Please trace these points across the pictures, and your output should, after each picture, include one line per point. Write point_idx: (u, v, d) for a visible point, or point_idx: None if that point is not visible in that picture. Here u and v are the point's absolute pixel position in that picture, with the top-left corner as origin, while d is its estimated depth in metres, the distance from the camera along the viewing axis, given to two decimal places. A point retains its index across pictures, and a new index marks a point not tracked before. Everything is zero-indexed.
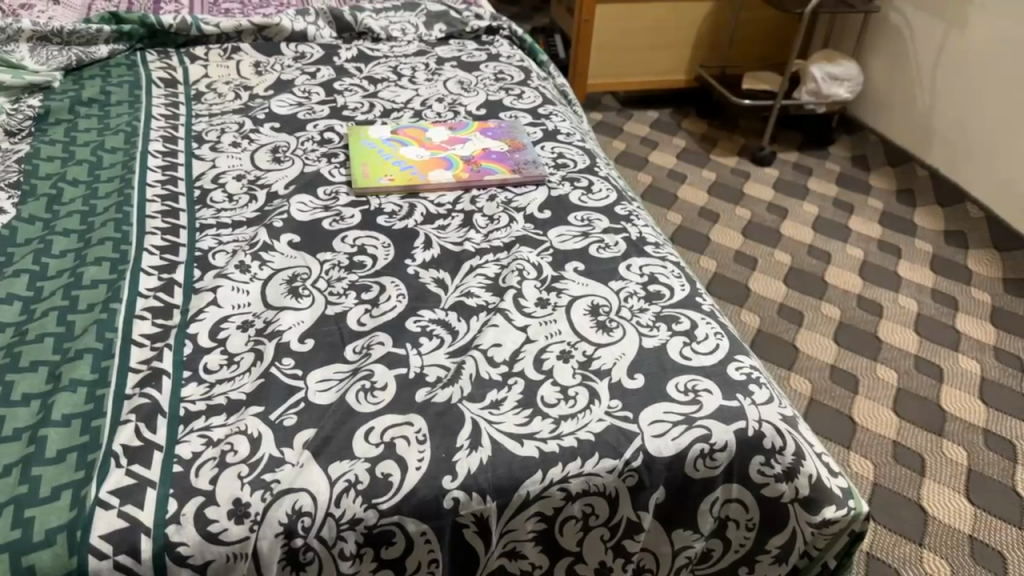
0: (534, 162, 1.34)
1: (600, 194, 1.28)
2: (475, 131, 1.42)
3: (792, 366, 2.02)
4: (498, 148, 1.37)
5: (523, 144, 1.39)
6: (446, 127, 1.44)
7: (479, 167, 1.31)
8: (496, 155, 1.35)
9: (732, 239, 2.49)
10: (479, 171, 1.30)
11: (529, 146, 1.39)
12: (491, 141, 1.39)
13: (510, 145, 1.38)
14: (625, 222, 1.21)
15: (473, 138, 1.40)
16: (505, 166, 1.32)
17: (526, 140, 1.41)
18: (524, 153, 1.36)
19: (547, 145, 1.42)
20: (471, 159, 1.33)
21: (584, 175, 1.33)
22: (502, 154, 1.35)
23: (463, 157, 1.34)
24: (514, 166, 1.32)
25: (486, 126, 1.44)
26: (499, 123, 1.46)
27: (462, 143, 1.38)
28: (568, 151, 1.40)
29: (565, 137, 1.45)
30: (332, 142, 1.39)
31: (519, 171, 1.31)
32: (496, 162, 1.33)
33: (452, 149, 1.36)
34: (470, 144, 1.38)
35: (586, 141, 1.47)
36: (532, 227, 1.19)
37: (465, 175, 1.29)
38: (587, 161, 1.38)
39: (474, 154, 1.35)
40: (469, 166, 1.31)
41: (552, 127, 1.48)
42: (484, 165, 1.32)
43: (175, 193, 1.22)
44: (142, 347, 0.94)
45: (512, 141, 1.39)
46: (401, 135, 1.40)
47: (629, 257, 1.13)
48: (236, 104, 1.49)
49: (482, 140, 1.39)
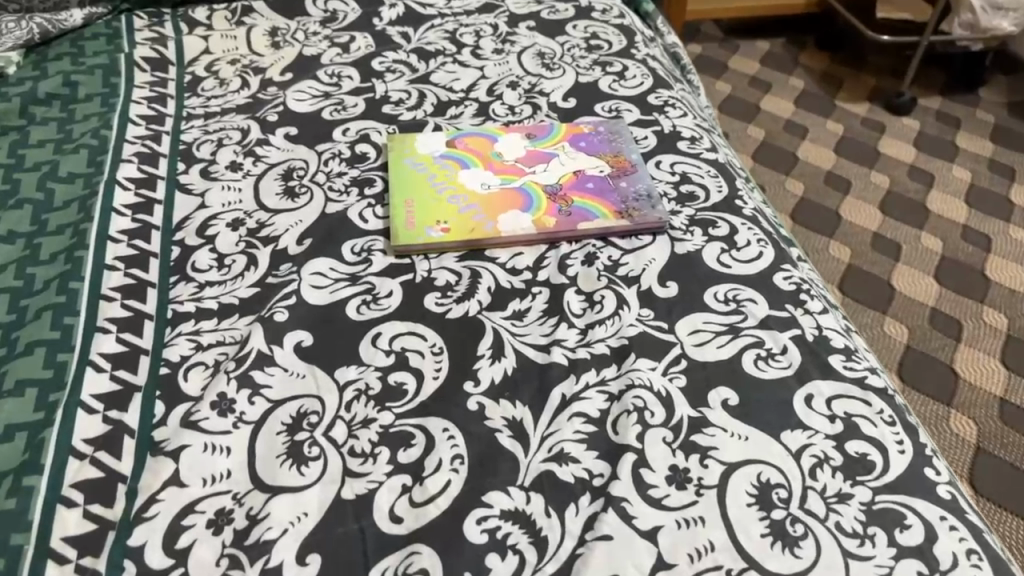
0: (648, 196, 0.93)
1: (747, 250, 0.88)
2: (562, 141, 1.02)
3: (952, 401, 1.61)
4: (595, 173, 0.97)
5: (631, 163, 0.98)
6: (522, 133, 1.04)
7: (569, 206, 0.92)
8: (591, 184, 0.95)
9: (869, 218, 2.06)
10: (570, 213, 0.91)
11: (639, 165, 0.98)
12: (586, 158, 0.99)
13: (612, 167, 0.98)
14: (792, 305, 0.81)
15: (561, 154, 1.00)
16: (606, 205, 0.92)
17: (635, 154, 1.00)
18: (633, 180, 0.96)
19: (664, 161, 1.01)
20: (558, 193, 0.94)
21: (722, 216, 0.93)
22: (601, 184, 0.95)
23: (546, 188, 0.95)
24: (619, 205, 0.92)
25: (577, 132, 1.03)
26: (595, 126, 1.05)
27: (544, 163, 0.98)
28: (693, 171, 0.99)
29: (688, 145, 1.04)
30: (366, 160, 1.01)
31: (627, 213, 0.91)
32: (594, 199, 0.93)
33: (530, 173, 0.97)
34: (556, 163, 0.98)
35: (717, 148, 1.06)
36: (651, 314, 0.80)
37: (548, 221, 0.90)
38: (723, 188, 0.97)
39: (561, 182, 0.95)
40: (555, 204, 0.92)
41: (667, 129, 1.07)
42: (577, 203, 0.92)
43: (146, 254, 0.87)
44: (62, 565, 0.61)
45: (613, 159, 0.99)
46: (460, 149, 1.01)
47: (807, 380, 0.73)
48: (243, 98, 1.12)
49: (573, 157, 0.99)
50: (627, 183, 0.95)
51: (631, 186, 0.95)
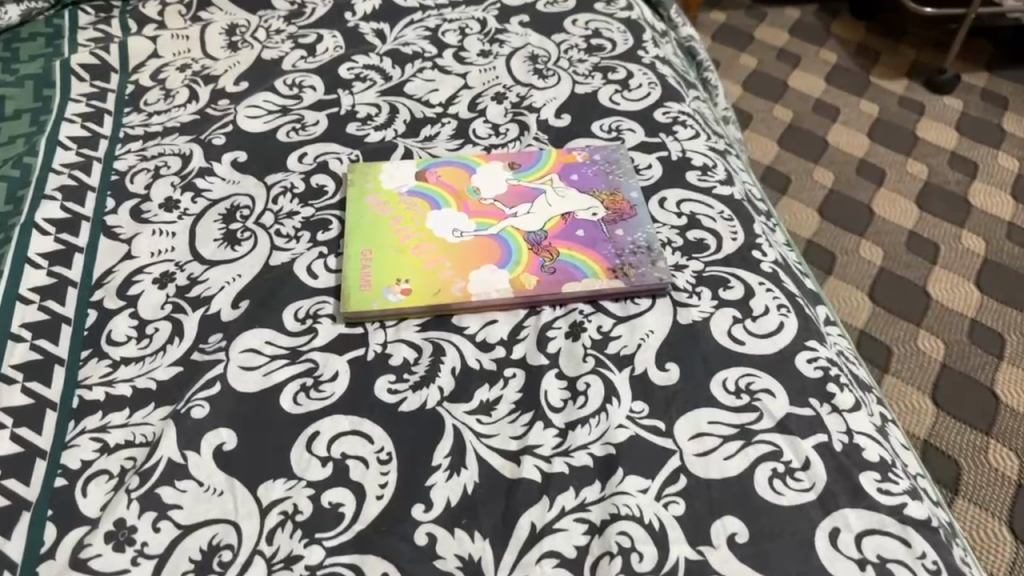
0: (649, 247, 0.79)
1: (765, 320, 0.74)
2: (549, 174, 0.87)
3: (990, 430, 1.48)
4: (587, 216, 0.82)
5: (630, 204, 0.84)
6: (504, 163, 0.89)
7: (553, 261, 0.78)
8: (582, 232, 0.81)
9: (904, 213, 1.90)
10: (554, 270, 0.77)
11: (639, 207, 0.84)
12: (577, 197, 0.84)
13: (608, 208, 0.83)
14: (816, 400, 0.68)
15: (547, 191, 0.85)
16: (596, 260, 0.78)
17: (634, 192, 0.85)
18: (631, 226, 0.81)
19: (669, 199, 0.86)
20: (541, 243, 0.80)
21: (735, 273, 0.78)
22: (592, 232, 0.81)
23: (528, 236, 0.80)
24: (613, 260, 0.78)
25: (568, 163, 0.89)
26: (590, 154, 0.90)
27: (527, 203, 0.84)
28: (703, 212, 0.85)
29: (698, 177, 0.89)
30: (323, 196, 0.87)
31: (623, 270, 0.77)
32: (583, 251, 0.79)
33: (511, 216, 0.83)
34: (542, 203, 0.84)
35: (733, 179, 0.91)
36: (645, 410, 0.66)
37: (527, 281, 0.76)
38: (738, 234, 0.83)
39: (546, 229, 0.81)
40: (536, 258, 0.78)
41: (674, 156, 0.92)
42: (564, 257, 0.78)
43: (58, 318, 0.75)
44: None
45: (609, 198, 0.84)
46: (430, 183, 0.87)
47: (832, 509, 0.61)
48: (190, 113, 0.98)
49: (562, 195, 0.85)
50: (624, 231, 0.81)
51: (628, 233, 0.80)
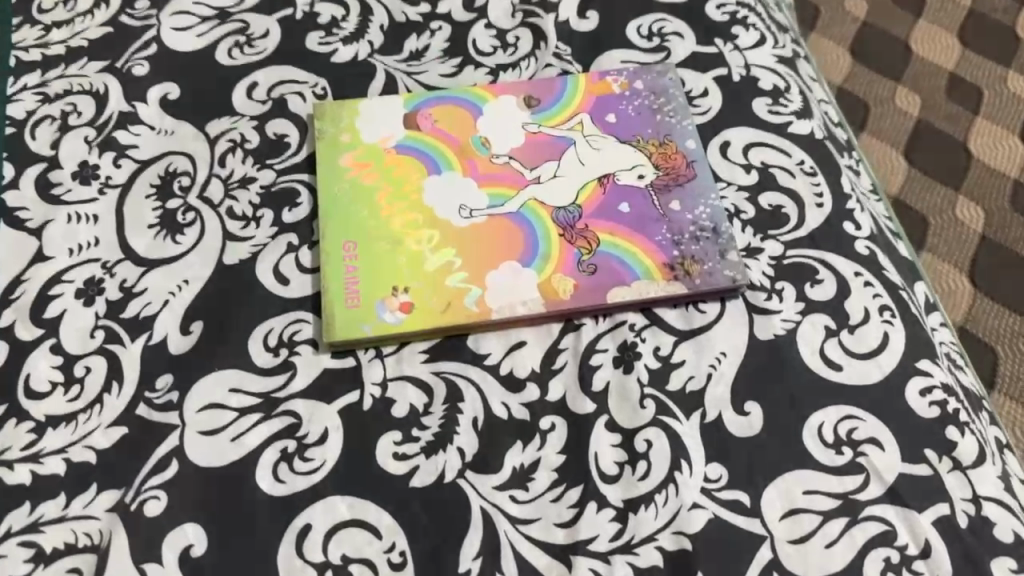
0: (715, 228, 0.62)
1: (865, 332, 0.58)
2: (579, 115, 0.68)
3: None
4: (631, 180, 0.64)
5: (686, 159, 0.65)
6: (518, 99, 0.69)
7: (592, 253, 0.61)
8: (627, 207, 0.63)
9: (944, 50, 1.48)
10: (594, 269, 0.60)
11: (698, 162, 0.65)
12: (617, 150, 0.66)
13: (659, 167, 0.65)
14: (932, 451, 0.54)
15: (576, 144, 0.66)
16: (645, 248, 0.61)
17: (690, 139, 0.66)
18: (690, 195, 0.63)
19: (734, 145, 0.67)
20: (575, 226, 0.62)
21: (825, 259, 0.61)
22: (640, 205, 0.63)
23: (556, 216, 0.63)
24: (670, 250, 0.60)
25: (599, 97, 0.69)
26: (628, 79, 0.70)
27: (553, 163, 0.65)
28: (778, 164, 0.66)
29: (768, 109, 0.70)
30: (285, 153, 0.67)
31: (683, 265, 0.60)
32: (629, 237, 0.61)
33: (533, 184, 0.64)
34: (572, 163, 0.65)
35: (811, 107, 0.71)
36: (723, 477, 0.53)
37: (561, 287, 0.59)
38: (823, 199, 0.65)
39: (580, 202, 0.63)
40: (571, 250, 0.61)
41: (735, 77, 0.72)
42: (605, 246, 0.61)
43: None
44: None
45: (659, 151, 0.65)
46: (425, 134, 0.67)
47: None
48: (99, 24, 0.75)
49: (597, 150, 0.66)
50: (681, 203, 0.63)
51: (688, 207, 0.63)
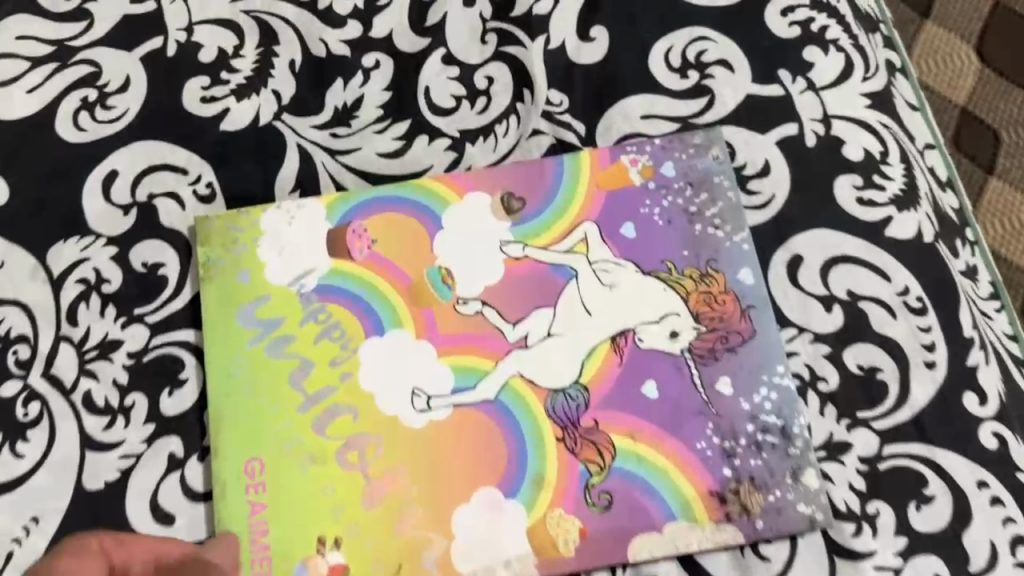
0: (785, 428, 0.43)
1: None
2: (582, 227, 0.47)
3: None
4: (658, 342, 0.45)
5: (740, 302, 0.45)
6: (493, 199, 0.47)
7: (605, 473, 0.42)
8: (654, 387, 0.44)
9: None
10: (609, 500, 0.42)
11: (758, 305, 0.45)
12: (639, 290, 0.45)
13: (700, 318, 0.45)
14: None
15: (578, 278, 0.46)
16: (686, 464, 0.43)
17: (745, 267, 0.46)
18: (746, 370, 0.44)
19: (809, 262, 0.47)
20: (577, 423, 0.43)
21: (935, 460, 0.43)
22: (673, 386, 0.44)
23: (551, 404, 0.43)
24: (720, 469, 0.43)
25: (604, 195, 0.47)
26: (653, 161, 0.48)
27: (546, 310, 0.45)
28: (871, 293, 0.46)
29: (857, 198, 0.48)
30: (159, 296, 0.47)
31: (739, 496, 0.42)
32: (657, 443, 0.43)
33: (518, 348, 0.44)
34: (574, 310, 0.45)
35: (918, 181, 0.49)
36: None
37: (562, 534, 0.41)
38: (934, 351, 0.45)
39: (586, 380, 0.44)
40: (573, 467, 0.42)
41: (809, 139, 0.49)
42: (622, 460, 0.43)
43: None
44: None
45: (699, 290, 0.46)
46: (359, 265, 0.46)
47: None
48: None
49: (610, 288, 0.46)
50: (733, 384, 0.44)
51: (744, 392, 0.44)
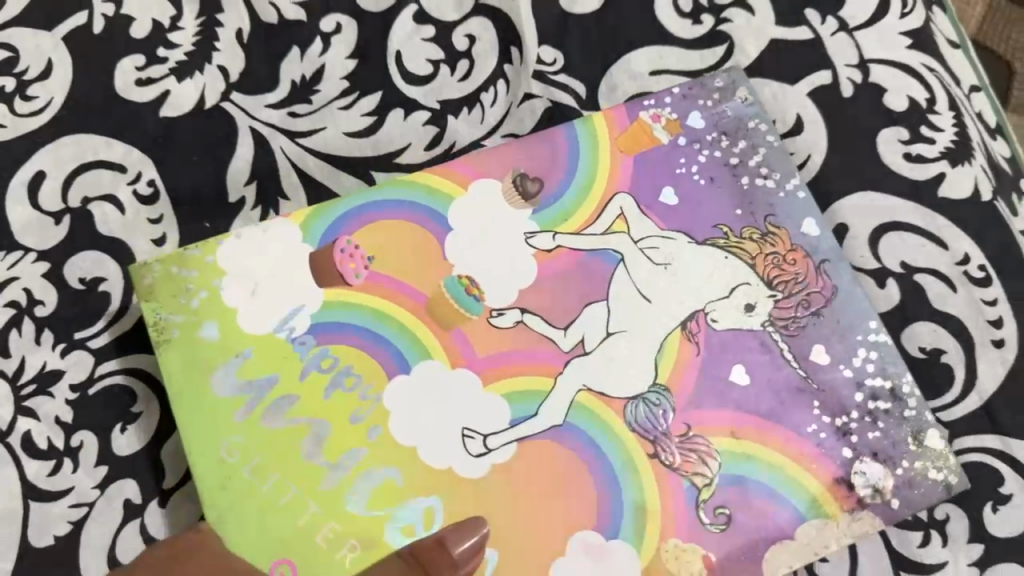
0: (894, 390, 0.37)
1: None
2: (615, 201, 0.40)
3: None
4: (733, 318, 0.38)
5: (812, 257, 0.39)
6: (503, 182, 0.40)
7: (714, 487, 0.36)
8: (743, 372, 0.38)
9: None
10: (722, 511, 0.35)
11: (832, 258, 0.39)
12: (700, 262, 0.39)
13: (773, 284, 0.39)
14: None
15: (625, 262, 0.39)
16: (804, 460, 0.36)
17: (808, 220, 0.40)
18: (837, 334, 0.38)
19: (856, 235, 0.40)
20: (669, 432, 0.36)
21: (1011, 452, 0.38)
22: (763, 367, 0.38)
23: (631, 415, 0.36)
24: (839, 451, 0.37)
25: (631, 158, 0.41)
26: (677, 112, 0.42)
27: (597, 304, 0.38)
28: (927, 263, 0.40)
29: (905, 154, 0.41)
30: (102, 316, 0.40)
31: (865, 476, 0.36)
32: (759, 436, 0.36)
33: (577, 356, 0.37)
34: (630, 299, 0.38)
35: (970, 130, 0.42)
36: None
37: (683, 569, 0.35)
38: (1003, 328, 0.39)
39: (667, 378, 0.37)
40: (676, 484, 0.36)
41: (845, 88, 0.43)
42: (727, 466, 0.36)
43: None
44: None
45: (765, 253, 0.39)
46: (359, 292, 0.38)
47: None
48: None
49: (665, 266, 0.39)
50: (829, 352, 0.38)
51: (843, 357, 0.38)
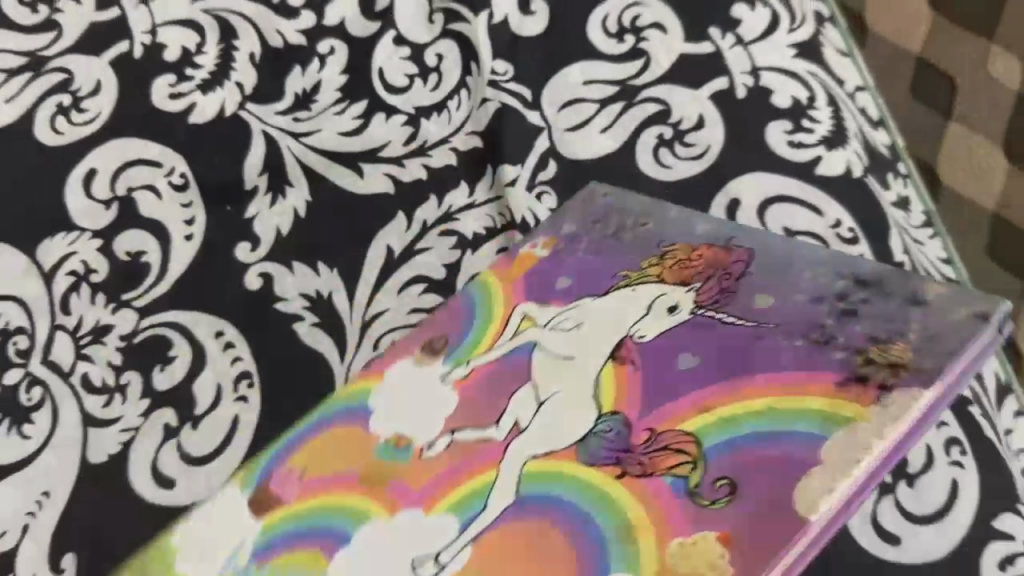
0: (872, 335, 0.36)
1: (930, 483, 0.45)
2: (517, 312, 0.43)
3: None
4: (655, 328, 0.39)
5: (717, 244, 0.43)
6: (417, 356, 0.43)
7: (702, 470, 0.33)
8: (691, 359, 0.37)
9: None
10: (726, 458, 0.33)
11: (738, 236, 0.43)
12: (606, 304, 0.41)
13: (687, 281, 0.41)
14: None
15: (540, 344, 0.40)
16: (793, 394, 0.34)
17: (704, 220, 0.45)
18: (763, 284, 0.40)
19: (746, 206, 0.50)
20: (629, 449, 0.35)
21: None
22: (708, 347, 0.37)
23: (587, 456, 0.35)
24: (834, 360, 0.35)
25: (528, 271, 0.45)
26: (549, 234, 0.47)
27: (522, 390, 0.39)
28: (804, 228, 0.49)
29: (788, 142, 0.51)
30: (143, 280, 0.50)
31: (879, 370, 0.34)
32: (739, 398, 0.35)
33: (515, 438, 0.37)
34: (552, 362, 0.39)
35: (845, 123, 0.52)
36: None
37: (714, 573, 0.31)
38: None
39: (610, 405, 0.37)
40: (660, 484, 0.34)
41: (740, 90, 0.53)
42: (711, 440, 0.34)
43: None
44: None
45: (665, 266, 0.42)
46: (298, 505, 0.38)
47: None
48: None
49: (575, 327, 0.41)
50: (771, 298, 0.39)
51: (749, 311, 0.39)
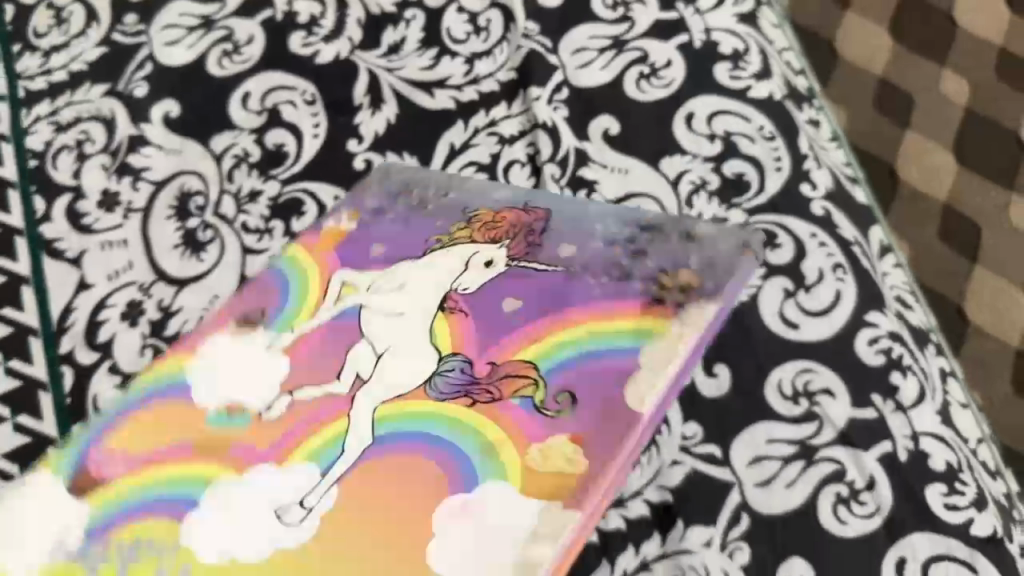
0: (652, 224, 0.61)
1: (820, 290, 0.66)
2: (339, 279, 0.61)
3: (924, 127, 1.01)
4: (477, 271, 0.60)
5: (509, 211, 0.64)
6: (230, 329, 0.61)
7: (543, 389, 0.52)
8: (513, 302, 0.57)
9: None
10: (574, 375, 0.52)
11: (530, 202, 0.65)
12: (435, 262, 0.61)
13: (497, 239, 0.62)
14: (878, 396, 0.62)
15: (363, 305, 0.59)
16: (608, 319, 0.55)
17: (476, 202, 0.66)
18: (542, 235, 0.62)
19: (699, 115, 0.72)
20: (472, 380, 0.53)
21: (783, 223, 0.68)
22: (529, 301, 0.57)
23: (436, 388, 0.53)
24: (631, 288, 0.57)
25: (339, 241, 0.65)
26: (352, 205, 0.68)
27: (358, 349, 0.56)
28: (739, 130, 0.72)
29: (729, 75, 0.74)
30: (284, 161, 0.74)
31: (670, 294, 0.56)
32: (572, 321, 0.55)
33: (356, 388, 0.54)
34: (389, 318, 0.57)
35: (770, 65, 0.75)
36: (698, 435, 0.62)
37: (570, 462, 0.49)
38: (782, 162, 0.70)
39: (449, 344, 0.55)
40: (511, 403, 0.52)
41: (697, 43, 0.76)
42: (546, 363, 0.54)
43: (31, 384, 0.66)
44: None
45: (479, 226, 0.63)
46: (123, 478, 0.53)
47: (902, 534, 0.58)
48: (94, 44, 0.80)
49: (400, 285, 0.59)
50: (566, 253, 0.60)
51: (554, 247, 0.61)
